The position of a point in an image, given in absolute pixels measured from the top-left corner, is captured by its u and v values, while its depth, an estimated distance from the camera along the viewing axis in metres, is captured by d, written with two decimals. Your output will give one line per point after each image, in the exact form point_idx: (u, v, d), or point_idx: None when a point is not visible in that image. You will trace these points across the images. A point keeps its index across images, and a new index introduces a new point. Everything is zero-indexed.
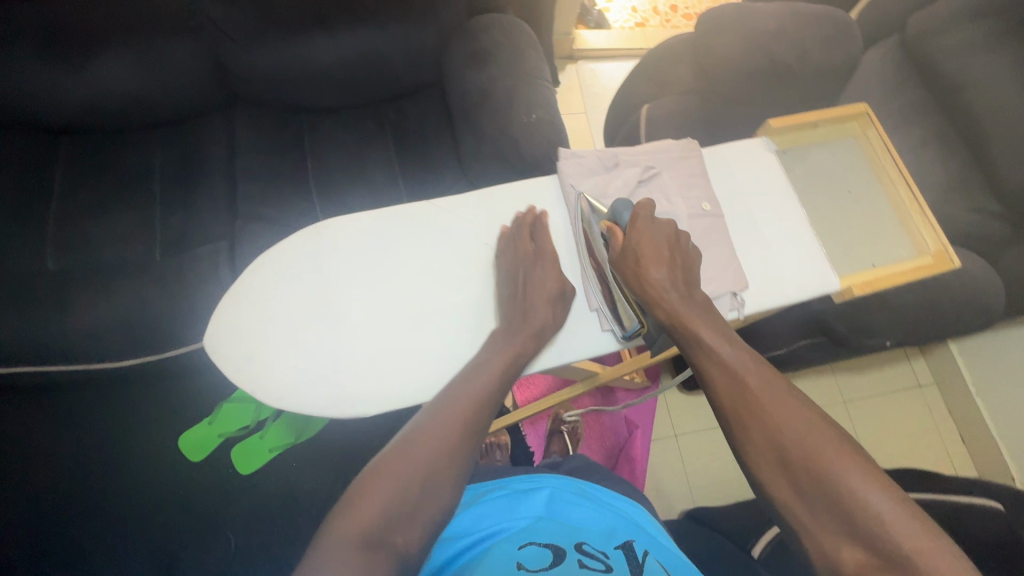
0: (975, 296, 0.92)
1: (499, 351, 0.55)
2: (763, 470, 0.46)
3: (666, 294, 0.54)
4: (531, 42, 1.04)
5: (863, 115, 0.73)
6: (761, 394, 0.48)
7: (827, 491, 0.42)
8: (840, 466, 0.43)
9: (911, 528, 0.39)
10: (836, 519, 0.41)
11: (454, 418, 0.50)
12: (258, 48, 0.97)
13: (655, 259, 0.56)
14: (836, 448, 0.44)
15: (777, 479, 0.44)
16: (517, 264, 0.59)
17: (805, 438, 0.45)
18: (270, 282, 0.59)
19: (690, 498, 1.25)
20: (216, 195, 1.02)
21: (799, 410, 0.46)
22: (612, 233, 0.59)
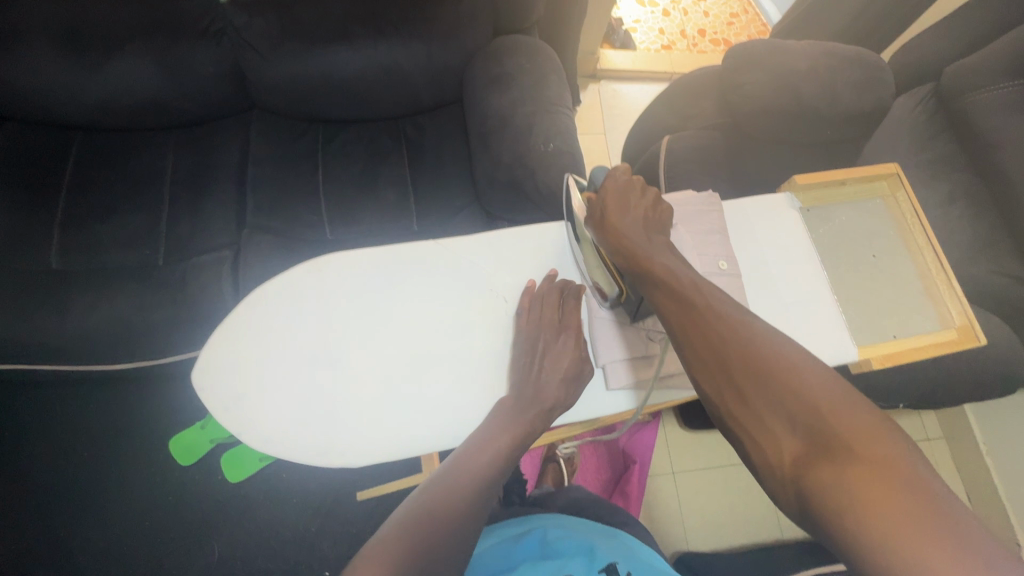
0: (992, 363, 0.89)
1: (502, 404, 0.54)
2: (710, 383, 0.48)
3: (628, 236, 0.55)
4: (555, 68, 1.02)
5: (893, 175, 0.70)
6: (719, 315, 0.49)
7: (770, 389, 0.44)
8: (785, 372, 0.44)
9: (852, 420, 0.41)
10: (779, 412, 0.43)
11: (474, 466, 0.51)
12: (278, 58, 0.95)
13: (619, 209, 0.57)
14: (784, 357, 0.45)
15: (727, 390, 0.47)
16: (538, 332, 0.57)
17: (753, 349, 0.46)
18: (266, 318, 0.57)
19: (687, 540, 1.21)
20: (225, 202, 1.01)
21: (746, 324, 0.48)
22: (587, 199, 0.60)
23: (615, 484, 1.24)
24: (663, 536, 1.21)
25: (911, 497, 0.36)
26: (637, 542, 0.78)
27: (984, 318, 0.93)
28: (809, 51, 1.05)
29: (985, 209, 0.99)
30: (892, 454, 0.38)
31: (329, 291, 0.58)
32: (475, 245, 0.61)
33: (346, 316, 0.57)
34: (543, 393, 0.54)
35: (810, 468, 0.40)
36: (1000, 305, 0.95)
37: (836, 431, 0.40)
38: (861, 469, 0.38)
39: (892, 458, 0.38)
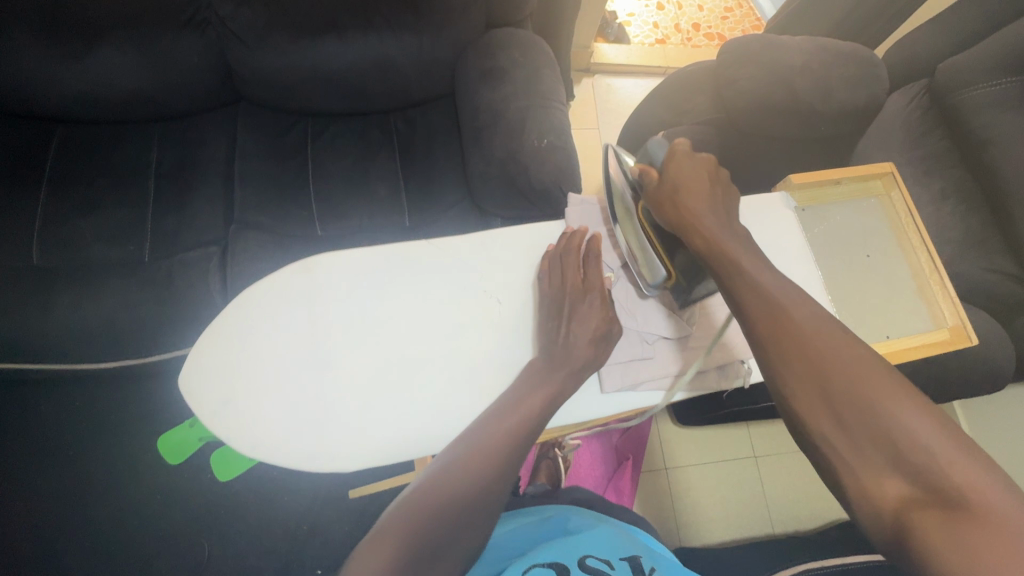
0: (981, 360, 0.90)
1: (499, 403, 0.53)
2: (804, 407, 0.46)
3: (706, 224, 0.55)
4: (549, 61, 1.01)
5: (887, 174, 0.70)
6: (818, 340, 0.47)
7: (873, 424, 0.42)
8: (887, 408, 0.42)
9: (965, 465, 0.39)
10: (881, 449, 0.42)
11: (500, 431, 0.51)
12: (266, 49, 0.93)
13: (695, 181, 0.57)
14: (889, 389, 0.43)
15: (821, 416, 0.45)
16: (563, 294, 0.57)
17: (856, 378, 0.44)
18: (254, 319, 0.56)
19: (683, 532, 1.22)
20: (213, 197, 0.99)
21: (848, 351, 0.46)
22: (646, 175, 0.61)
23: (607, 481, 1.24)
24: (661, 529, 1.22)
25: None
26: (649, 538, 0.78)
27: (975, 316, 0.94)
28: (804, 46, 1.05)
29: (977, 206, 0.99)
30: (1010, 508, 0.37)
31: (318, 293, 0.57)
32: (467, 245, 0.59)
33: (336, 320, 0.56)
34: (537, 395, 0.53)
35: (915, 515, 0.39)
36: (991, 303, 0.96)
37: (950, 479, 0.39)
38: (975, 523, 0.37)
39: (1006, 510, 0.37)
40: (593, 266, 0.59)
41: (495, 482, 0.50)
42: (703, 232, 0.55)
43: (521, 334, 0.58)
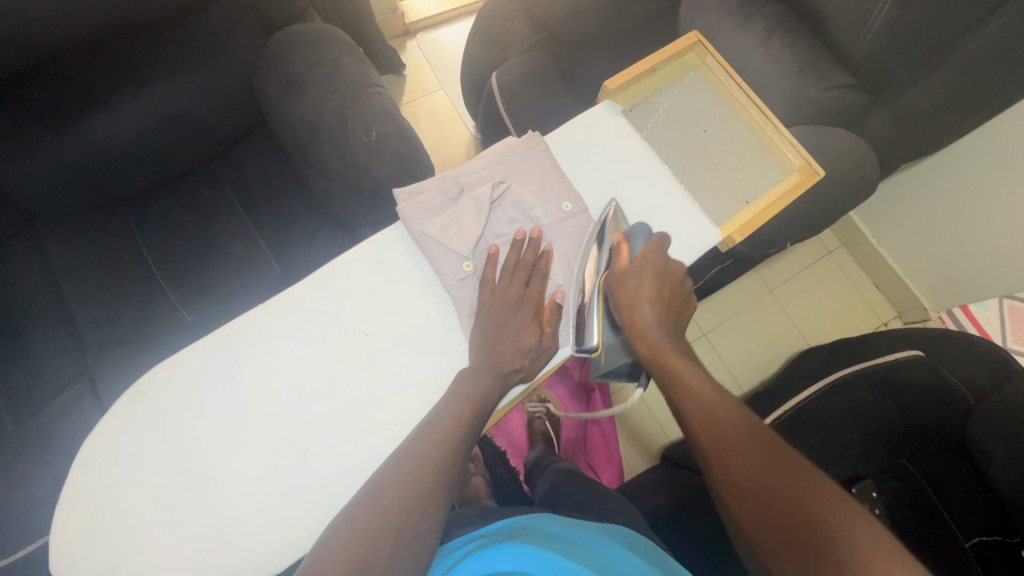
0: (851, 173, 0.95)
1: (424, 430, 0.49)
2: (739, 508, 0.45)
3: (646, 303, 0.54)
4: (349, 48, 0.93)
5: (698, 43, 0.71)
6: (783, 487, 0.44)
7: (812, 538, 0.40)
8: (757, 467, 0.45)
9: (885, 559, 0.37)
10: (834, 570, 0.38)
11: (424, 455, 0.47)
12: (25, 153, 0.80)
13: (656, 294, 0.54)
14: (817, 503, 0.42)
15: (759, 526, 0.43)
16: (451, 275, 0.55)
17: (787, 482, 0.44)
18: (115, 465, 0.49)
19: (666, 435, 1.28)
20: (55, 330, 0.87)
21: (775, 455, 0.46)
22: (619, 253, 0.56)
23: (585, 418, 1.28)
24: (646, 441, 1.27)
25: None
26: (634, 536, 0.63)
27: (830, 135, 0.97)
28: None
29: (799, 30, 1.00)
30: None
31: (170, 411, 0.51)
32: (308, 290, 0.54)
33: (204, 429, 0.50)
34: (435, 426, 0.49)
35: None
36: (840, 117, 1.00)
37: None
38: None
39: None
40: (520, 259, 0.56)
41: (432, 506, 0.45)
42: (649, 343, 0.53)
43: (406, 353, 0.54)
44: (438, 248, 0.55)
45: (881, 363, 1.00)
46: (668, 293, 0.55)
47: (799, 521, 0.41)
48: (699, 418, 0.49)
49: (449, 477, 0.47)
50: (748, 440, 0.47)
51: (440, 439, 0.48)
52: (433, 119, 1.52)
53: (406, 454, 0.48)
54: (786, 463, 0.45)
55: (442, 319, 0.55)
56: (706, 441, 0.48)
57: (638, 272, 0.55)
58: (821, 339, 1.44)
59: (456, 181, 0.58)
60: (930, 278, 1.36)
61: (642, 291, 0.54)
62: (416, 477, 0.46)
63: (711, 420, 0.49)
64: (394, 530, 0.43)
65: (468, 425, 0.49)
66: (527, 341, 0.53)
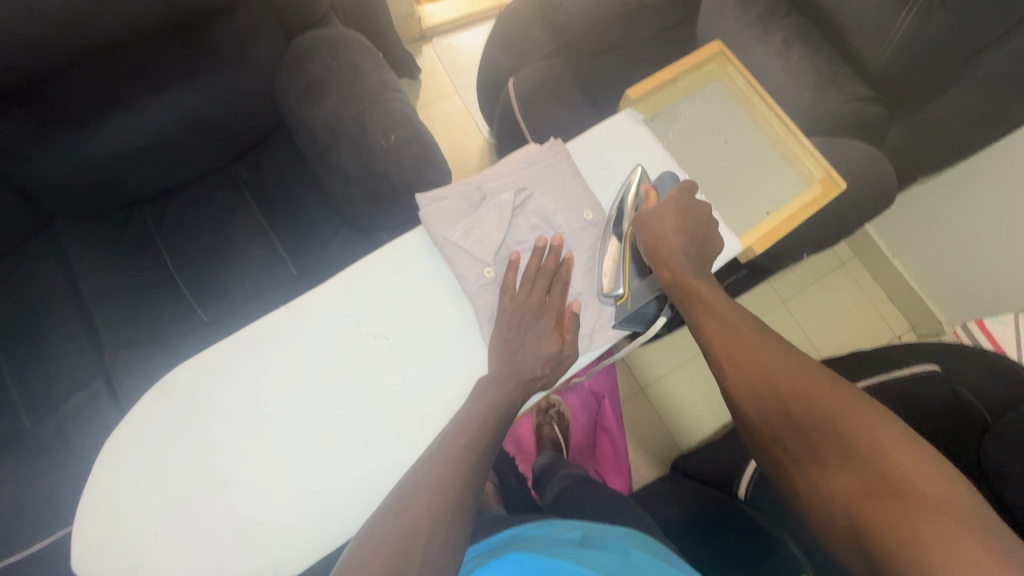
0: (869, 186, 0.95)
1: (446, 438, 0.49)
2: (752, 406, 0.49)
3: (671, 232, 0.56)
4: (368, 54, 0.94)
5: (721, 52, 0.70)
6: (796, 385, 0.47)
7: (831, 439, 0.43)
8: (769, 366, 0.49)
9: (890, 442, 0.41)
10: (841, 451, 0.42)
11: (447, 462, 0.47)
12: (51, 153, 0.81)
13: (680, 224, 0.56)
14: (829, 397, 0.45)
15: (772, 422, 0.47)
16: (473, 283, 0.55)
17: (803, 390, 0.46)
18: (137, 466, 0.50)
19: (675, 445, 1.27)
20: (73, 329, 0.87)
21: (788, 358, 0.49)
22: (647, 196, 0.59)
23: (594, 426, 1.27)
24: (656, 451, 1.27)
25: (976, 533, 0.35)
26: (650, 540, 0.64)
27: (848, 147, 0.97)
28: None
29: (818, 41, 0.99)
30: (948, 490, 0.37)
31: (192, 413, 0.51)
32: (330, 294, 0.54)
33: (227, 431, 0.51)
34: (458, 432, 0.49)
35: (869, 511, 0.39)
36: (859, 129, 0.99)
37: (919, 488, 0.38)
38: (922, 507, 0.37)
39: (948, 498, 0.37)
40: (542, 266, 0.55)
41: (457, 512, 0.45)
42: (672, 268, 0.55)
43: (427, 359, 0.54)
44: (461, 255, 0.55)
45: (893, 377, 0.99)
46: (693, 226, 0.56)
47: (809, 414, 0.45)
48: (717, 332, 0.52)
49: (473, 483, 0.47)
50: (763, 348, 0.50)
51: (464, 446, 0.48)
52: (448, 123, 1.52)
53: (429, 460, 0.48)
54: (796, 364, 0.48)
55: (463, 326, 0.55)
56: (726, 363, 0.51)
57: (663, 206, 0.57)
58: (833, 351, 1.43)
59: (478, 187, 0.58)
60: (944, 292, 1.35)
61: (667, 220, 0.56)
62: (441, 483, 0.46)
63: (729, 335, 0.52)
64: (420, 536, 0.43)
65: (489, 434, 0.49)
66: (548, 348, 0.54)
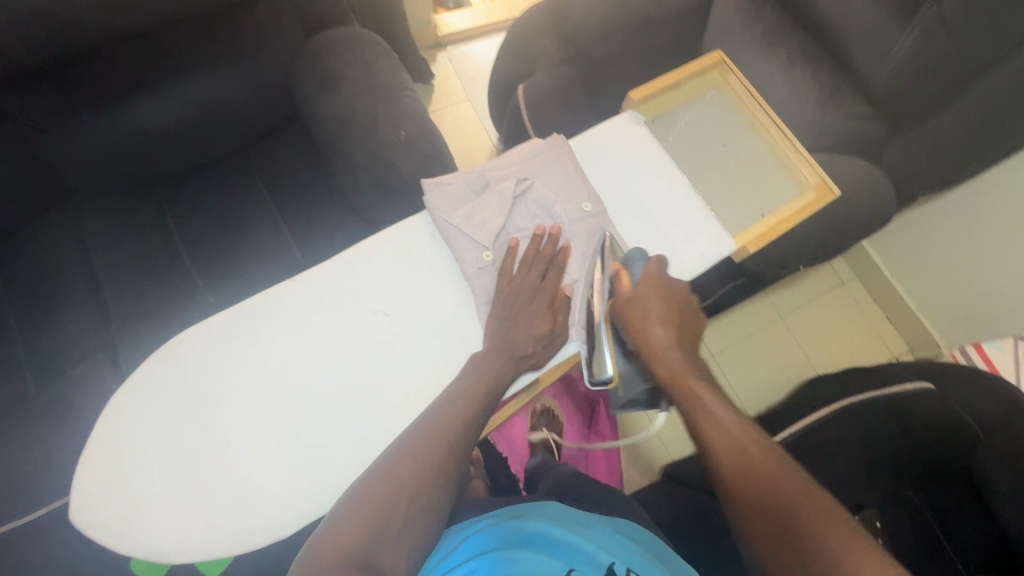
0: (865, 200, 0.97)
1: (437, 406, 0.51)
2: (762, 542, 0.44)
3: (654, 321, 0.56)
4: (384, 53, 0.98)
5: (721, 63, 0.74)
6: (806, 518, 0.43)
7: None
8: (774, 494, 0.45)
9: None
10: None
11: (439, 428, 0.50)
12: (75, 130, 0.85)
13: (665, 312, 0.56)
14: (844, 539, 0.41)
15: (782, 561, 0.43)
16: (471, 264, 0.57)
17: (812, 516, 0.43)
18: (136, 421, 0.51)
19: (667, 452, 1.27)
20: (81, 299, 0.89)
21: (800, 485, 0.45)
22: (619, 279, 0.59)
23: (588, 431, 1.28)
24: (647, 457, 1.27)
25: None
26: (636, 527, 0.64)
27: (846, 162, 0.99)
28: None
29: (821, 58, 1.02)
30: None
31: (191, 373, 0.53)
32: (333, 269, 0.56)
33: (224, 393, 0.52)
34: (451, 400, 0.51)
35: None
36: (857, 145, 1.01)
37: None
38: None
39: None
40: (539, 252, 0.58)
41: (445, 474, 0.49)
42: (667, 367, 0.55)
43: (422, 335, 0.55)
44: (461, 237, 0.57)
45: (887, 393, 0.98)
46: (676, 311, 0.57)
47: (822, 554, 0.41)
48: (722, 442, 0.49)
49: (461, 448, 0.50)
50: (769, 469, 0.47)
51: (455, 413, 0.50)
52: (458, 128, 1.56)
53: (420, 428, 0.50)
54: (808, 490, 0.45)
55: (459, 305, 0.57)
56: (722, 472, 0.48)
57: (648, 291, 0.56)
58: (830, 368, 1.44)
59: (481, 175, 0.60)
60: (945, 315, 1.35)
61: (654, 305, 0.56)
62: (430, 449, 0.49)
63: (734, 445, 0.49)
64: (407, 496, 0.46)
65: (480, 403, 0.51)
66: (538, 330, 0.55)
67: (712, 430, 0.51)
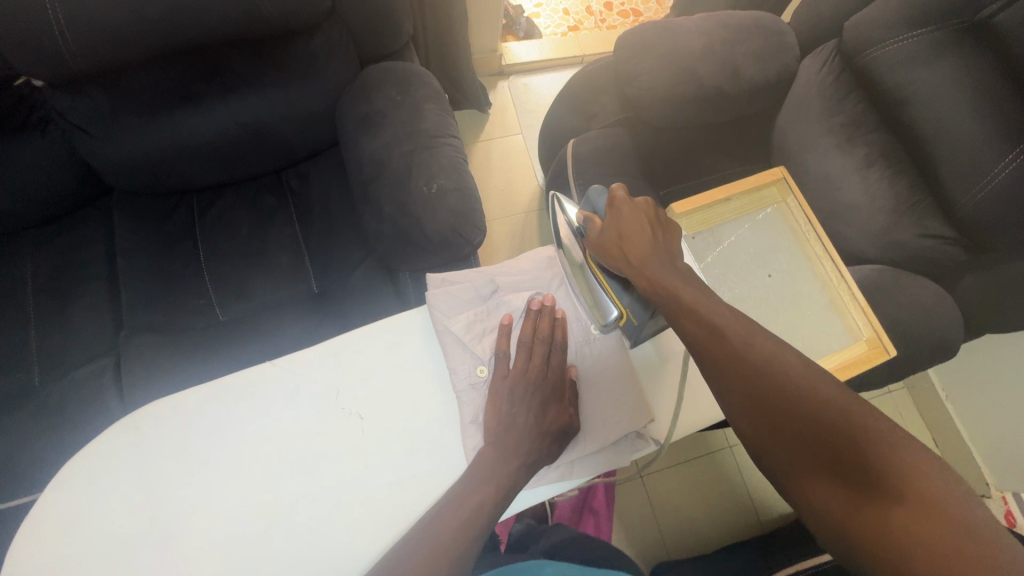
0: (927, 333, 0.87)
1: (417, 535, 0.46)
2: (738, 412, 0.44)
3: (624, 241, 0.53)
4: (434, 95, 0.94)
5: (783, 178, 0.67)
6: (780, 378, 0.43)
7: (813, 434, 0.40)
8: (747, 358, 0.44)
9: (879, 441, 0.39)
10: (827, 459, 0.39)
11: (427, 550, 0.44)
12: (121, 136, 0.86)
13: (631, 224, 0.53)
14: (817, 390, 0.42)
15: (758, 425, 0.43)
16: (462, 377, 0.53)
17: (786, 378, 0.43)
18: (98, 493, 0.50)
19: (664, 545, 1.20)
20: (99, 300, 0.91)
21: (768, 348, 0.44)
22: (586, 222, 0.58)
23: (582, 506, 1.19)
24: (641, 546, 1.19)
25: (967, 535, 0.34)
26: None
27: (914, 286, 0.89)
28: (702, 27, 0.99)
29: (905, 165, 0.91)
30: (944, 492, 0.36)
31: (159, 451, 0.52)
32: (318, 357, 0.54)
33: (191, 477, 0.51)
34: (441, 518, 0.47)
35: (859, 512, 0.37)
36: (931, 268, 0.91)
37: (913, 491, 0.36)
38: (919, 510, 0.35)
39: (944, 497, 0.36)
40: (543, 375, 0.54)
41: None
42: (646, 275, 0.50)
43: (402, 446, 0.53)
44: (458, 348, 0.54)
45: None
46: (644, 221, 0.53)
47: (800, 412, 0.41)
48: (697, 329, 0.46)
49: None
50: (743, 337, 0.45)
51: (442, 541, 0.45)
52: (507, 162, 1.52)
53: (402, 553, 0.45)
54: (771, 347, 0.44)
55: (446, 419, 0.54)
56: (709, 352, 0.45)
57: (614, 211, 0.55)
58: None
59: (491, 279, 0.59)
60: (1003, 456, 1.18)
61: (617, 222, 0.53)
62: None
63: (704, 328, 0.46)
64: None
65: (469, 534, 0.46)
66: (519, 464, 0.50)
67: (706, 318, 0.46)
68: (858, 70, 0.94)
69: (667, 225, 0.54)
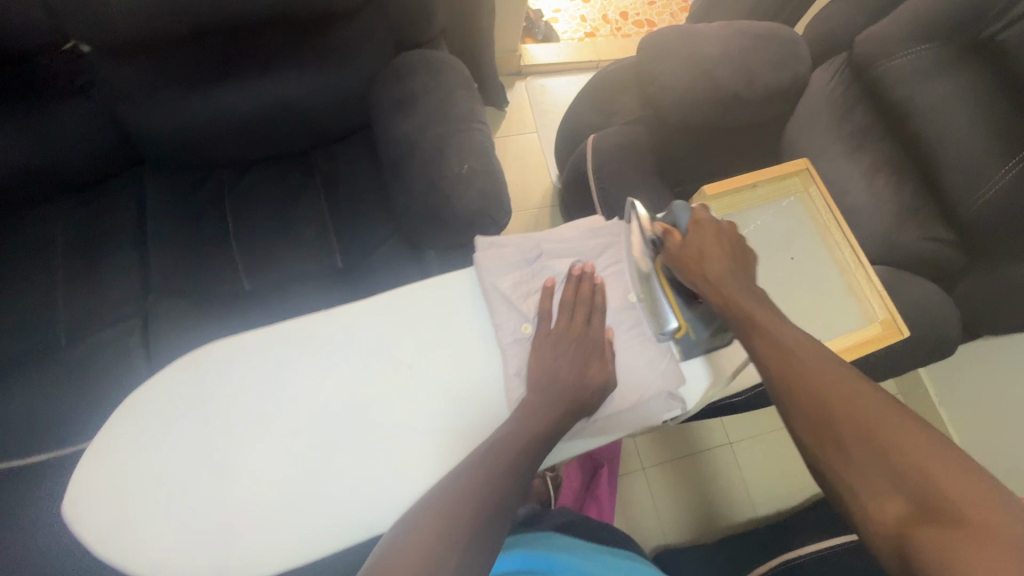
0: (927, 330, 0.91)
1: (461, 476, 0.49)
2: (803, 428, 0.48)
3: (707, 260, 0.58)
4: (464, 82, 0.97)
5: (805, 169, 0.70)
6: (844, 400, 0.47)
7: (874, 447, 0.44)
8: (818, 382, 0.48)
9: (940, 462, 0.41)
10: (885, 471, 0.43)
11: (471, 488, 0.47)
12: (160, 107, 0.88)
13: (718, 246, 0.59)
14: (877, 409, 0.45)
15: (820, 436, 0.47)
16: None
17: (847, 396, 0.47)
18: (154, 426, 0.54)
19: (663, 535, 1.22)
20: (127, 265, 0.92)
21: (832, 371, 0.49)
22: (668, 235, 0.60)
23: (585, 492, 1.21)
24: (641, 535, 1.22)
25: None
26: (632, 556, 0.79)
27: (916, 285, 0.93)
28: (722, 35, 1.04)
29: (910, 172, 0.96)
30: (1012, 518, 0.37)
31: (213, 392, 0.55)
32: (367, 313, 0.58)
33: (243, 416, 0.55)
34: (483, 462, 0.50)
35: (915, 535, 0.40)
36: (932, 270, 0.95)
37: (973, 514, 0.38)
38: (968, 533, 0.37)
39: (1002, 519, 0.37)
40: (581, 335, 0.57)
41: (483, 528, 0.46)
42: (724, 292, 0.56)
43: (444, 396, 0.57)
44: (504, 306, 0.59)
45: None
46: (727, 247, 0.59)
47: (863, 429, 0.45)
48: (770, 349, 0.52)
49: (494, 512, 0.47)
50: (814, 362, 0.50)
51: (484, 479, 0.48)
52: (522, 158, 1.56)
53: (445, 491, 0.48)
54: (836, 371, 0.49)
55: (489, 372, 0.58)
56: (778, 370, 0.51)
57: (699, 230, 0.59)
58: None
59: (536, 244, 0.63)
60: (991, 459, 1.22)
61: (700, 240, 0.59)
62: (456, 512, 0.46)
63: (775, 349, 0.52)
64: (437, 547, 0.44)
65: (507, 475, 0.49)
66: (557, 418, 0.53)
67: (779, 338, 0.53)
68: (868, 81, 1.00)
69: (746, 255, 0.60)
